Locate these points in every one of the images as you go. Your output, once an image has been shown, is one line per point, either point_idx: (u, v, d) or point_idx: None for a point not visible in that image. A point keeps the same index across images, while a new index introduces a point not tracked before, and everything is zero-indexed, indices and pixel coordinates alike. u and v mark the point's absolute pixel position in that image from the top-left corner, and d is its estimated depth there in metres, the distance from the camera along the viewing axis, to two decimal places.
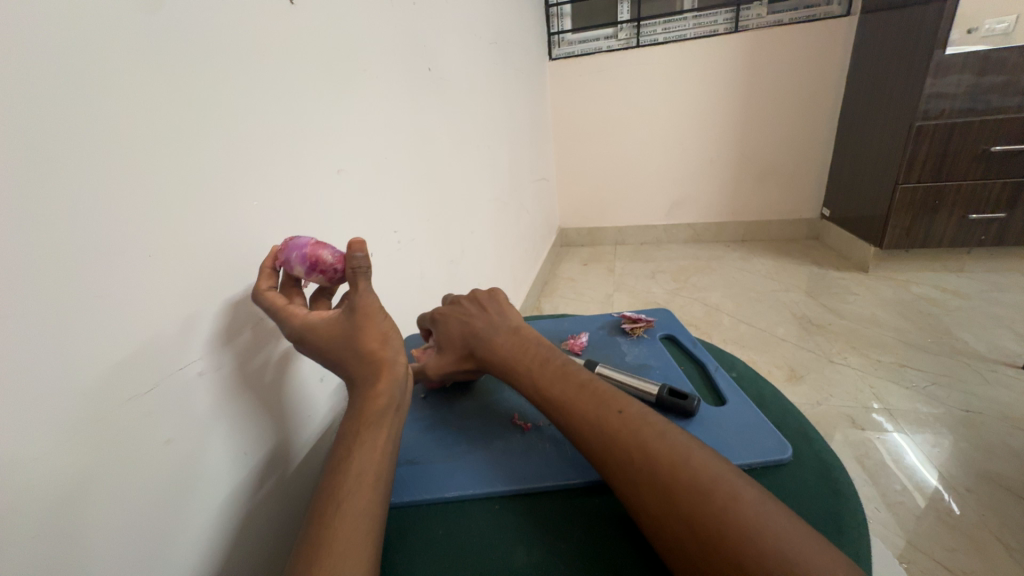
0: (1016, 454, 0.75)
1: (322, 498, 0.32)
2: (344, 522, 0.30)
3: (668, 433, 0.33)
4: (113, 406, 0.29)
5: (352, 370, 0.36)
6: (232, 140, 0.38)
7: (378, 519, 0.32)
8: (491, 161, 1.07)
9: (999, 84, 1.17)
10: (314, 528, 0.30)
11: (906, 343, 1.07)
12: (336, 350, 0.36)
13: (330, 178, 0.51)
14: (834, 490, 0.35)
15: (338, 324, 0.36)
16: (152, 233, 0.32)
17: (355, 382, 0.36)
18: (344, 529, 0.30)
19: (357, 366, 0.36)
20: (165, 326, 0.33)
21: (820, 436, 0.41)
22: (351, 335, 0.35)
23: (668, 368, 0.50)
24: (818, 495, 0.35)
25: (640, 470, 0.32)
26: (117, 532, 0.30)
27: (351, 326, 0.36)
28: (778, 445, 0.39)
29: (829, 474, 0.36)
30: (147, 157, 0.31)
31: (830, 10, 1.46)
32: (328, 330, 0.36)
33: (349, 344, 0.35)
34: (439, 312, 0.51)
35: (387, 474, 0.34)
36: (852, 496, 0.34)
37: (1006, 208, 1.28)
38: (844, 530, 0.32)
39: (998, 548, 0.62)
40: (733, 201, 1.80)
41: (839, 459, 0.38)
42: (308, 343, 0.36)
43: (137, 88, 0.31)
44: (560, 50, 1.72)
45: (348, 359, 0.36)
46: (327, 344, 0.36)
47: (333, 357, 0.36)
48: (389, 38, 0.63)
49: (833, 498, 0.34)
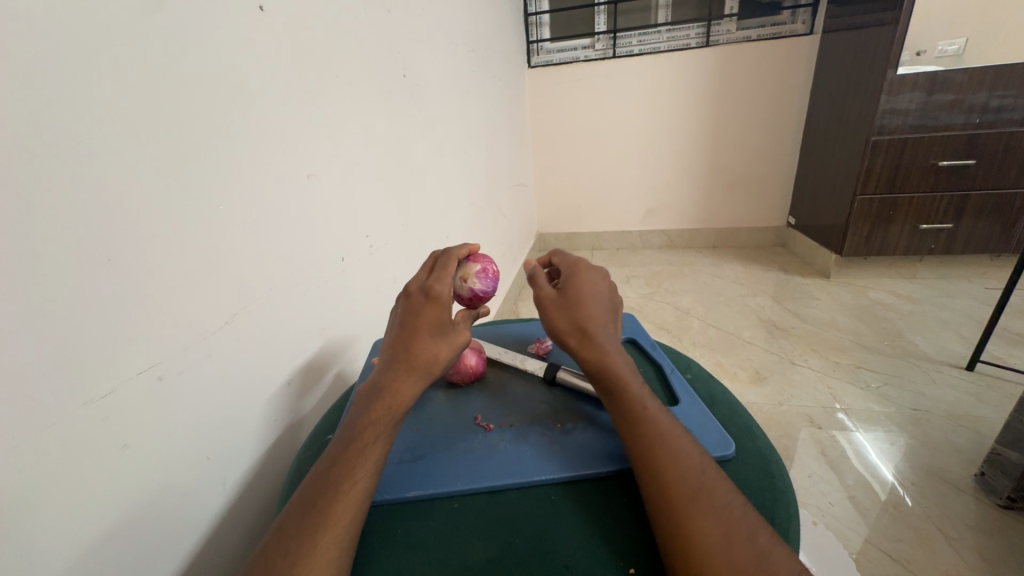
0: (957, 450, 0.80)
1: (302, 501, 0.33)
2: (330, 523, 0.32)
3: (713, 481, 0.34)
4: (74, 411, 0.30)
5: (408, 359, 0.41)
6: (197, 141, 0.38)
7: (356, 520, 0.34)
8: (467, 166, 1.08)
9: (947, 102, 1.24)
10: (295, 525, 0.32)
11: (861, 346, 1.13)
12: (412, 331, 0.42)
13: (300, 183, 0.51)
14: (771, 484, 0.38)
15: (440, 321, 0.42)
16: (112, 239, 0.32)
17: (389, 367, 0.41)
18: (327, 527, 0.32)
19: (414, 360, 0.41)
20: (123, 331, 0.33)
21: (763, 433, 0.44)
22: (435, 330, 0.42)
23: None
24: (757, 489, 0.37)
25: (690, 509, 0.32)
26: (70, 537, 0.30)
27: (451, 334, 0.42)
28: (722, 441, 0.41)
29: (769, 469, 0.39)
30: (105, 160, 0.31)
31: (795, 28, 1.54)
32: (433, 321, 0.42)
33: (428, 339, 0.41)
34: (586, 270, 0.46)
35: (369, 476, 0.36)
36: (787, 490, 0.37)
37: (954, 218, 1.36)
38: (776, 518, 0.35)
39: (939, 539, 0.66)
40: (705, 209, 1.86)
41: (779, 455, 0.41)
42: (412, 300, 0.43)
43: (97, 96, 0.31)
44: (539, 58, 1.75)
45: (416, 349, 0.41)
46: (410, 325, 0.42)
47: (408, 343, 0.41)
48: (364, 44, 0.64)
49: (770, 492, 0.37)
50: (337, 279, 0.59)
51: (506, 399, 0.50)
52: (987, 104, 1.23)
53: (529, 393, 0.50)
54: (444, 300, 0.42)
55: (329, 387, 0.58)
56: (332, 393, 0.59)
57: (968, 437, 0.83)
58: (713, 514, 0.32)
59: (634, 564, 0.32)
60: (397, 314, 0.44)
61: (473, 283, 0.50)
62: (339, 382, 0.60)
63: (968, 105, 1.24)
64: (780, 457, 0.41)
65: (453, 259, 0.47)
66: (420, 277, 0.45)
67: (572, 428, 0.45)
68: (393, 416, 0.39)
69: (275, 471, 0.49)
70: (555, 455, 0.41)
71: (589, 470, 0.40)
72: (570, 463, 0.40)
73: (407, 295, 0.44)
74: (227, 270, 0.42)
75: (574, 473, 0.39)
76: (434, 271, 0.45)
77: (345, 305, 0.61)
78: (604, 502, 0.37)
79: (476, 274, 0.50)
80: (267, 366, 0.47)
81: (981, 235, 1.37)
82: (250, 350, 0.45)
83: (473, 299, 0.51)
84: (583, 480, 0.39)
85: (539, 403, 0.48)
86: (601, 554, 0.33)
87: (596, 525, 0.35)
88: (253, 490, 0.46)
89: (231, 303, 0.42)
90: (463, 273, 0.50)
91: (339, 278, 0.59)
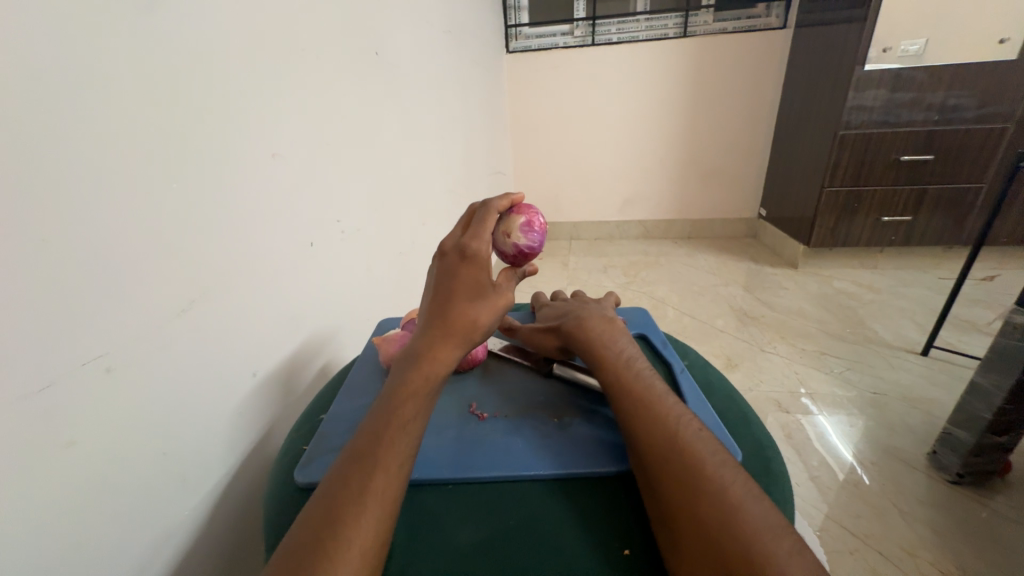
0: (911, 431, 0.85)
1: (331, 486, 0.31)
2: (368, 503, 0.30)
3: (698, 448, 0.34)
4: (11, 409, 0.27)
5: (446, 323, 0.40)
6: (147, 112, 0.35)
7: (392, 504, 0.32)
8: (443, 151, 1.05)
9: (908, 100, 1.29)
10: (319, 516, 0.29)
11: (826, 333, 1.17)
12: (450, 295, 0.41)
13: (264, 163, 0.48)
14: (763, 477, 0.38)
15: (479, 284, 0.41)
16: (48, 218, 0.29)
17: (426, 333, 0.40)
18: (365, 511, 0.30)
19: (453, 324, 0.40)
20: (64, 320, 0.30)
21: (753, 428, 0.44)
22: (476, 292, 0.41)
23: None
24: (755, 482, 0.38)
25: (671, 478, 0.33)
26: (14, 543, 0.27)
27: (491, 296, 0.42)
28: (730, 446, 0.40)
29: (764, 462, 0.40)
30: (42, 131, 0.28)
31: (769, 22, 1.56)
32: (471, 283, 0.41)
33: (468, 302, 0.40)
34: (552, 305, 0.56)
35: (405, 452, 0.34)
36: (781, 485, 0.37)
37: (912, 212, 1.42)
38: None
39: (895, 514, 0.70)
40: (680, 200, 1.88)
41: (778, 456, 0.41)
42: (451, 260, 0.42)
43: (28, 60, 0.27)
44: (517, 43, 1.72)
45: (454, 313, 0.40)
46: (449, 289, 0.41)
47: (447, 306, 0.40)
48: (334, 18, 0.60)
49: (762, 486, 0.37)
50: (307, 267, 0.56)
51: (496, 389, 0.49)
52: (944, 103, 1.29)
53: (513, 383, 0.50)
54: (482, 258, 0.42)
55: (300, 378, 0.56)
56: (303, 385, 0.57)
57: (922, 418, 0.88)
58: (693, 480, 0.32)
59: (628, 546, 0.33)
60: (433, 276, 0.43)
61: (517, 238, 0.47)
62: (310, 373, 0.58)
63: (927, 103, 1.29)
64: (778, 456, 0.41)
65: (494, 213, 0.45)
66: (454, 235, 0.44)
67: (567, 423, 0.44)
68: (430, 387, 0.37)
69: (244, 465, 0.47)
70: (545, 449, 0.41)
71: (578, 467, 0.39)
72: (563, 457, 0.40)
73: (443, 254, 0.43)
74: (183, 253, 0.39)
75: (563, 470, 0.39)
76: (470, 227, 0.43)
77: (315, 294, 0.58)
78: (604, 487, 0.37)
79: (520, 228, 0.47)
80: (233, 355, 0.45)
81: (936, 228, 1.44)
82: (210, 340, 0.42)
83: (517, 258, 0.48)
84: (568, 477, 0.38)
85: (530, 394, 0.48)
86: (591, 536, 0.33)
87: (587, 511, 0.35)
88: (222, 486, 0.44)
89: (189, 290, 0.40)
90: (506, 227, 0.47)
91: (309, 265, 0.56)
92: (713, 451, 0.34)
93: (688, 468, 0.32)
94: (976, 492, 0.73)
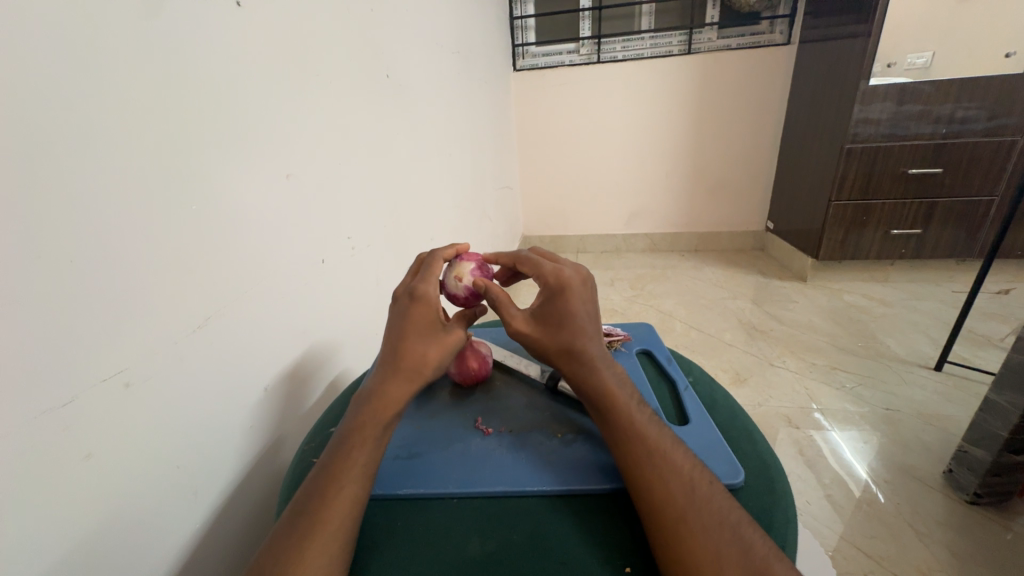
0: (927, 448, 0.83)
1: (298, 507, 0.33)
2: (324, 529, 0.32)
3: (710, 496, 0.34)
4: (34, 420, 0.28)
5: (398, 360, 0.41)
6: (168, 138, 0.37)
7: (349, 527, 0.33)
8: (452, 167, 1.07)
9: (916, 113, 1.29)
10: (288, 533, 0.32)
11: (837, 348, 1.16)
12: (402, 335, 0.42)
13: (278, 182, 0.50)
14: (769, 499, 0.38)
15: (430, 324, 0.42)
16: (71, 238, 0.30)
17: (380, 370, 0.41)
18: (319, 534, 0.32)
19: (402, 362, 0.41)
20: (85, 336, 0.31)
21: (761, 446, 0.43)
22: (424, 334, 0.42)
23: (639, 384, 0.51)
24: (760, 501, 0.38)
25: (682, 530, 0.32)
26: (32, 551, 0.28)
27: (441, 334, 0.43)
28: (732, 469, 0.40)
29: (770, 481, 0.39)
30: (69, 156, 0.30)
31: (773, 38, 1.58)
32: (424, 323, 0.42)
33: (419, 342, 0.42)
34: (568, 288, 0.43)
35: (365, 477, 0.36)
36: (787, 507, 0.37)
37: (922, 224, 1.41)
38: (772, 534, 0.35)
39: (911, 535, 0.68)
40: (687, 213, 1.89)
41: (784, 475, 0.40)
42: (399, 304, 0.43)
43: (61, 91, 0.29)
44: (525, 61, 1.76)
45: (405, 351, 0.41)
46: (400, 330, 0.42)
47: (397, 346, 0.41)
48: (347, 44, 0.63)
49: (768, 506, 0.37)
50: (319, 282, 0.58)
51: (501, 404, 0.49)
52: (952, 115, 1.28)
53: (519, 398, 0.50)
54: (431, 300, 0.43)
55: (310, 392, 0.57)
56: (313, 398, 0.58)
57: (938, 435, 0.86)
58: (707, 533, 0.31)
59: (630, 563, 0.33)
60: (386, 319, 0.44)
61: (467, 281, 0.51)
62: (320, 387, 0.59)
63: (935, 115, 1.29)
64: (784, 475, 0.40)
65: (440, 260, 0.47)
66: (407, 281, 0.46)
67: (571, 439, 0.44)
68: (386, 420, 0.39)
69: (253, 479, 0.47)
70: (550, 465, 0.41)
71: (579, 484, 0.39)
72: (567, 475, 0.40)
73: (395, 300, 0.44)
74: (199, 271, 0.40)
75: (566, 487, 0.39)
76: (419, 274, 0.46)
77: (326, 308, 0.59)
78: (608, 504, 0.37)
79: (470, 273, 0.51)
80: (247, 369, 0.46)
81: (948, 241, 1.42)
82: (224, 355, 0.43)
83: (470, 299, 0.52)
84: (571, 494, 0.38)
85: (536, 410, 0.48)
86: (591, 551, 0.33)
87: (590, 527, 0.35)
88: (232, 498, 0.45)
89: (206, 307, 0.41)
90: (457, 272, 0.51)
91: (321, 281, 0.58)
92: (722, 497, 0.34)
93: (700, 517, 0.32)
94: (996, 513, 0.71)
